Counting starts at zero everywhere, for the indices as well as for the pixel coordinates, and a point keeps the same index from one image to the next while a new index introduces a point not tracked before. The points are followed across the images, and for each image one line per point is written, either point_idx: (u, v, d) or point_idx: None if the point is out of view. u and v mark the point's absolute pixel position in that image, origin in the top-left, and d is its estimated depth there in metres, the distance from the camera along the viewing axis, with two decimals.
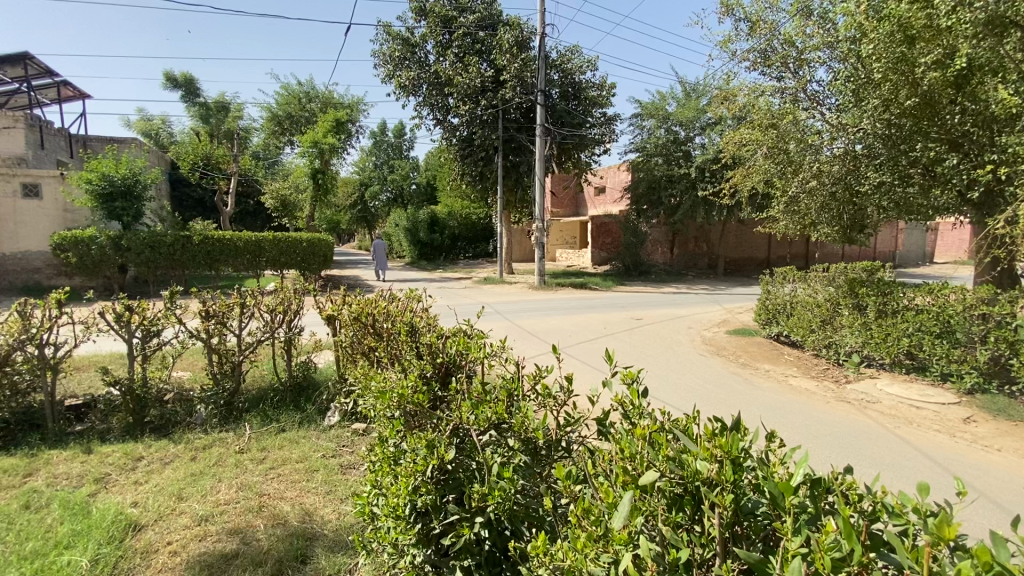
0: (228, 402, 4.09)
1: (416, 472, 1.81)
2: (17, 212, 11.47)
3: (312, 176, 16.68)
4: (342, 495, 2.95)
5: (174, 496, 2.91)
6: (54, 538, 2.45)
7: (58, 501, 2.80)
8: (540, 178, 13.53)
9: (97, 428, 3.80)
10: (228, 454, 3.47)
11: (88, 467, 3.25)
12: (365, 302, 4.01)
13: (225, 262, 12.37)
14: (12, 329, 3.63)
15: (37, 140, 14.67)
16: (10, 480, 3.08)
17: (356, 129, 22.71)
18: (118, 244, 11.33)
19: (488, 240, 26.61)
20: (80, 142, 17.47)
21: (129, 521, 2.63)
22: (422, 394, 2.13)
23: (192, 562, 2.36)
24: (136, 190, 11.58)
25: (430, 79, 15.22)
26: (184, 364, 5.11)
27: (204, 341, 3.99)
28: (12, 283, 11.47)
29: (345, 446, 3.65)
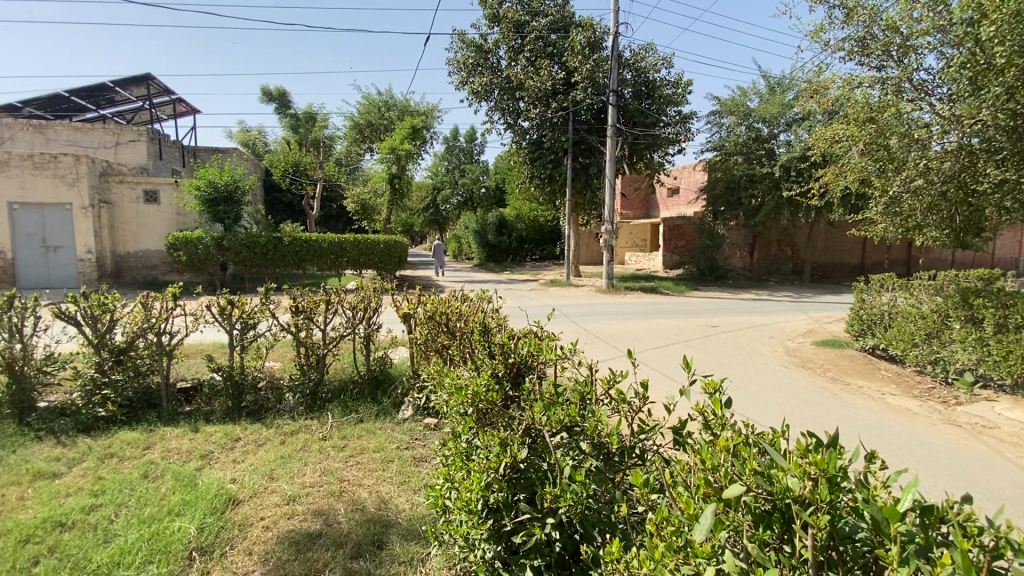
0: (313, 392, 4.39)
1: (489, 470, 1.85)
2: (140, 215, 13.01)
3: (389, 181, 17.47)
4: (415, 487, 3.06)
5: (266, 475, 3.16)
6: (168, 505, 2.75)
7: (171, 473, 3.14)
8: (610, 179, 13.30)
9: (201, 410, 4.22)
10: (313, 441, 3.72)
11: (195, 444, 3.62)
12: (438, 302, 4.15)
13: (310, 262, 13.29)
14: (137, 318, 4.14)
15: (156, 151, 16.55)
16: (133, 451, 3.50)
17: (431, 134, 23.53)
18: (220, 245, 12.50)
19: (556, 242, 26.62)
20: (190, 152, 19.54)
21: (229, 495, 2.89)
22: (495, 393, 2.18)
23: (282, 537, 2.55)
24: (237, 195, 12.75)
25: (502, 84, 15.40)
26: (276, 355, 5.57)
27: (294, 334, 4.30)
28: (134, 278, 13.05)
29: (418, 439, 3.80)
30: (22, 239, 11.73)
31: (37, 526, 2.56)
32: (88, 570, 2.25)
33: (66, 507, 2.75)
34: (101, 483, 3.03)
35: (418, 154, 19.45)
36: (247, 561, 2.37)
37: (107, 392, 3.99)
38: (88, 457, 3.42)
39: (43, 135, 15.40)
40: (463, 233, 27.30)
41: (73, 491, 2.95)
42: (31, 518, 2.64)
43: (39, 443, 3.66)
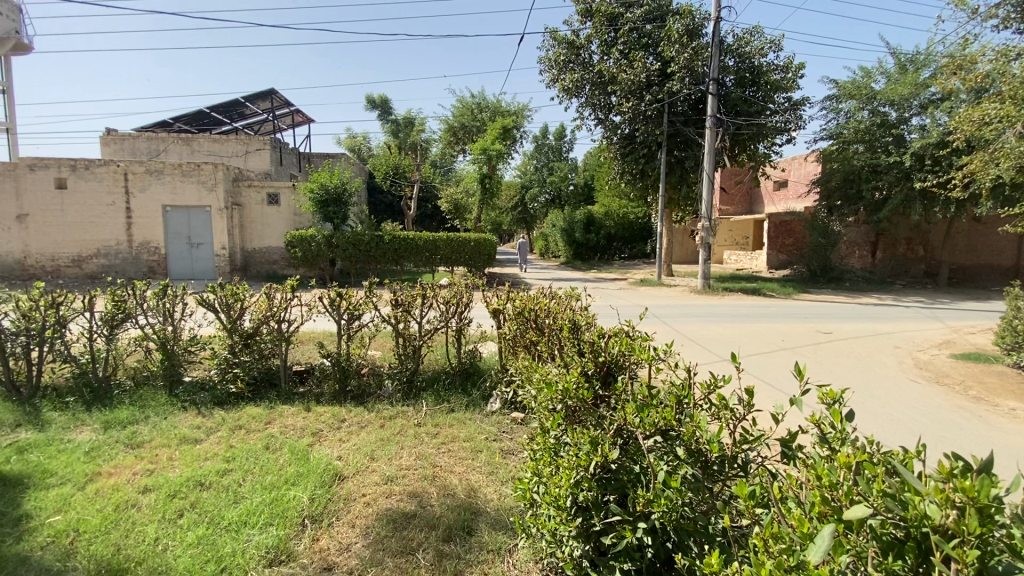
0: (410, 379, 4.65)
1: (579, 467, 1.83)
2: (264, 216, 14.57)
3: (480, 181, 17.91)
4: (504, 478, 3.13)
5: (368, 455, 3.41)
6: (285, 475, 3.07)
7: (287, 446, 3.50)
8: (709, 172, 12.56)
9: (312, 392, 4.64)
10: (409, 426, 3.94)
11: (308, 422, 4.00)
12: (528, 299, 4.20)
13: (407, 258, 14.09)
14: (261, 307, 4.64)
15: (277, 158, 18.45)
16: (258, 424, 3.95)
17: (521, 134, 23.79)
18: (330, 242, 13.66)
19: (647, 240, 25.74)
20: (306, 158, 21.54)
21: (336, 471, 3.16)
22: (585, 391, 2.15)
23: (381, 514, 2.73)
24: (344, 197, 13.83)
25: (593, 80, 15.15)
26: (377, 344, 5.97)
27: (393, 326, 4.58)
28: (259, 272, 14.67)
29: (505, 432, 3.88)
30: (172, 237, 13.63)
31: (182, 483, 2.99)
32: (222, 525, 2.57)
33: (204, 469, 3.16)
34: (231, 450, 3.44)
35: (508, 154, 19.74)
36: (350, 533, 2.57)
37: (237, 371, 4.54)
38: (222, 427, 3.91)
39: (189, 147, 17.79)
40: (550, 231, 27.35)
41: (210, 455, 3.38)
42: (178, 477, 3.07)
43: (185, 413, 4.24)
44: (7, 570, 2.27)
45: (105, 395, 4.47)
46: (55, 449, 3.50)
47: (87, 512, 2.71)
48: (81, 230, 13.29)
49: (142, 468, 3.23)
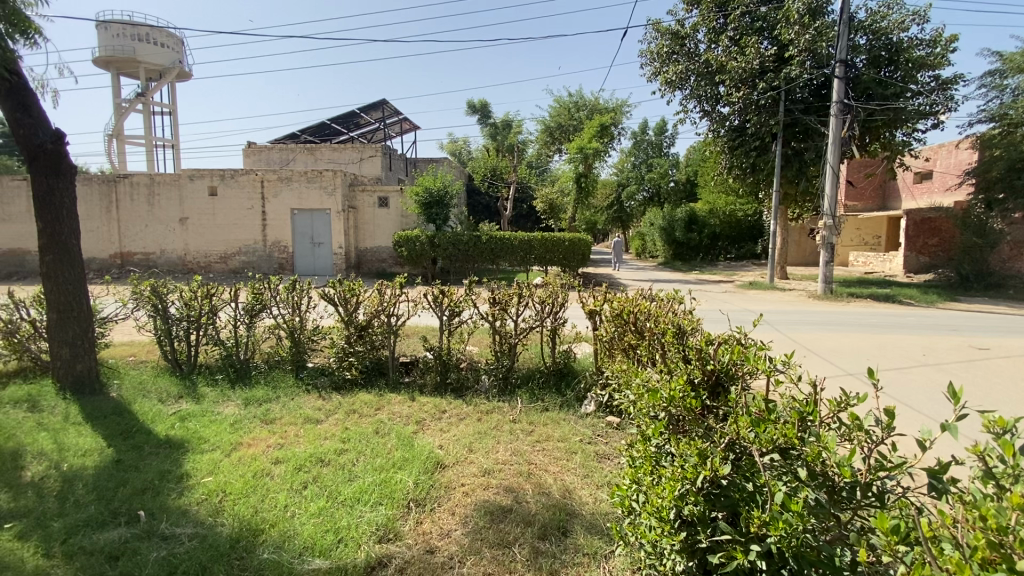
0: (506, 376, 4.75)
1: (684, 480, 1.76)
2: (375, 218, 15.72)
3: (576, 180, 17.74)
4: (599, 482, 3.08)
5: (467, 447, 3.55)
6: (393, 459, 3.30)
7: (395, 432, 3.75)
8: (832, 164, 11.37)
9: (416, 382, 4.93)
10: (504, 422, 4.03)
11: (414, 411, 4.26)
12: (626, 301, 4.10)
13: (503, 258, 14.43)
14: (373, 302, 5.01)
15: (386, 163, 19.82)
16: (369, 409, 4.29)
17: (619, 131, 23.19)
18: (433, 242, 14.40)
19: (756, 240, 23.87)
20: (412, 163, 22.90)
21: (437, 459, 3.32)
22: (692, 400, 2.05)
23: (478, 505, 2.82)
24: (446, 199, 14.49)
25: (700, 70, 14.32)
26: (475, 341, 6.18)
27: (491, 323, 4.72)
28: (370, 269, 15.88)
29: (601, 436, 3.81)
30: (298, 238, 15.21)
31: (307, 458, 3.34)
32: (339, 499, 2.83)
33: (324, 447, 3.50)
34: (347, 432, 3.77)
35: (606, 152, 19.34)
36: (450, 520, 2.68)
37: (352, 359, 4.96)
38: (338, 410, 4.30)
39: (313, 156, 19.76)
40: (649, 231, 26.42)
41: (329, 435, 3.74)
42: (303, 452, 3.43)
43: (308, 395, 4.73)
44: (173, 519, 2.69)
45: (246, 375, 5.13)
46: (208, 420, 4.08)
47: (232, 476, 3.12)
48: (228, 231, 15.35)
49: (274, 441, 3.66)
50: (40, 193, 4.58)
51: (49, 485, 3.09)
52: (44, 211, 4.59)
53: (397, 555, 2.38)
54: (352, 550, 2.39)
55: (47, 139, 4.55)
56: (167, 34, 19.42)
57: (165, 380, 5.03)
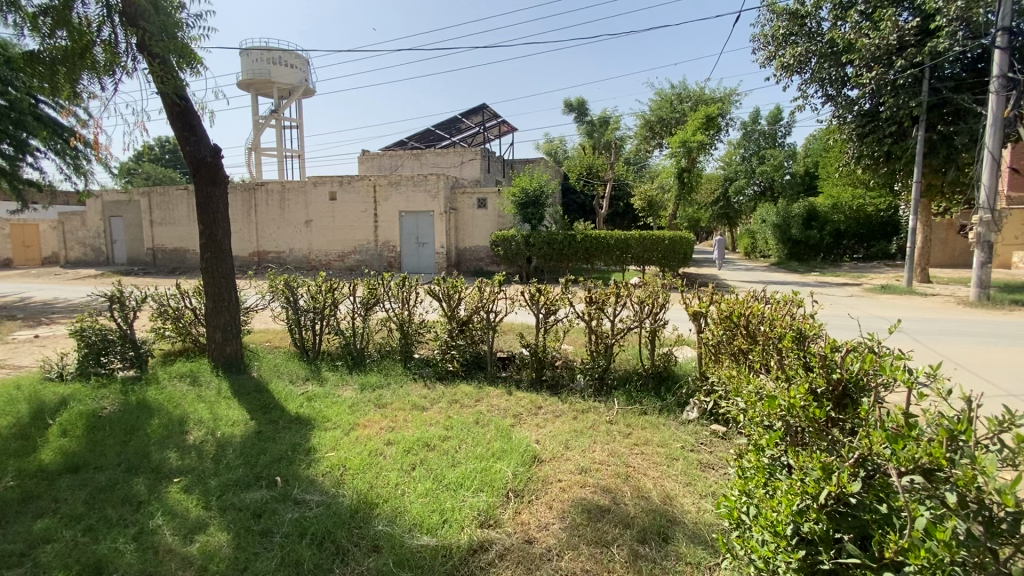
0: (602, 377, 4.70)
1: (805, 495, 1.65)
2: (473, 219, 16.28)
3: (678, 176, 16.93)
4: (703, 491, 2.95)
5: (563, 444, 3.57)
6: (492, 449, 3.42)
7: (494, 424, 3.89)
8: (991, 149, 9.73)
9: (513, 377, 5.06)
10: (601, 422, 4.00)
11: (511, 404, 4.37)
12: (735, 302, 3.86)
13: (599, 257, 14.23)
14: (474, 297, 5.21)
15: (484, 165, 20.45)
16: (469, 400, 4.49)
17: (727, 122, 21.72)
18: (528, 241, 14.60)
19: (890, 238, 21.11)
20: (509, 164, 23.41)
21: (534, 453, 3.39)
22: (814, 410, 1.90)
23: (576, 503, 2.83)
24: (542, 199, 14.60)
25: (823, 51, 12.98)
26: (571, 339, 6.19)
27: (587, 322, 4.70)
28: (468, 267, 16.47)
29: (704, 444, 3.64)
30: (405, 238, 16.25)
31: (414, 442, 3.59)
32: (443, 483, 3.00)
33: (430, 433, 3.73)
34: (450, 420, 3.98)
35: (711, 145, 18.23)
36: (548, 513, 2.73)
37: (454, 353, 5.21)
38: (442, 399, 4.55)
39: (419, 161, 20.99)
40: (759, 228, 24.47)
41: (434, 422, 3.98)
42: (411, 436, 3.69)
43: (414, 383, 5.07)
44: (302, 486, 3.04)
45: (361, 362, 5.62)
46: (330, 401, 4.54)
47: (351, 453, 3.45)
48: (344, 232, 16.84)
49: (386, 424, 3.98)
50: (201, 200, 5.37)
51: (206, 448, 3.64)
52: (203, 215, 5.38)
53: (497, 541, 2.48)
54: (455, 532, 2.53)
55: (207, 154, 5.33)
56: (296, 56, 21.70)
57: (295, 363, 5.67)
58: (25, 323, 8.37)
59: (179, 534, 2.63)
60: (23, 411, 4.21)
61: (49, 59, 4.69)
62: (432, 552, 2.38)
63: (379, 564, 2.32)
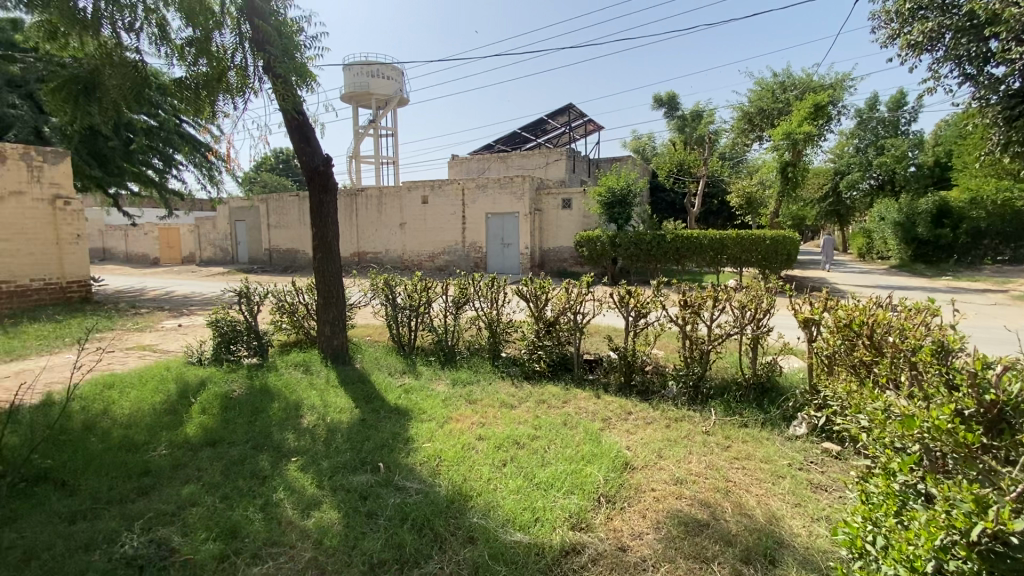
0: (696, 384, 4.47)
1: (950, 529, 1.47)
2: (559, 219, 16.23)
3: (781, 171, 15.66)
4: (815, 515, 2.71)
5: (657, 452, 3.45)
6: (582, 452, 3.40)
7: (583, 426, 3.86)
8: None
9: (601, 380, 4.97)
10: (696, 432, 3.81)
11: (599, 408, 4.31)
12: (855, 310, 3.50)
13: (691, 257, 13.57)
14: (561, 299, 5.20)
15: (570, 165, 20.34)
16: (557, 401, 4.49)
17: (838, 110, 19.72)
18: (614, 242, 14.30)
19: None
20: (596, 164, 23.10)
21: (626, 460, 3.30)
22: (964, 435, 1.68)
23: (672, 514, 2.72)
24: (630, 198, 14.22)
25: (960, 26, 11.30)
26: (661, 344, 5.97)
27: (681, 326, 4.51)
28: (552, 268, 16.45)
29: (814, 463, 3.33)
30: (491, 239, 16.63)
31: (505, 439, 3.66)
32: (534, 482, 3.04)
33: (519, 431, 3.78)
34: (539, 420, 4.01)
35: (820, 136, 16.66)
36: (642, 523, 2.66)
37: (541, 353, 5.23)
38: (530, 398, 4.60)
39: (505, 163, 21.36)
40: (877, 226, 21.97)
41: (523, 421, 4.03)
42: (501, 433, 3.77)
43: (502, 381, 5.17)
44: (403, 473, 3.22)
45: (452, 359, 5.84)
46: (425, 394, 4.77)
47: (445, 445, 3.60)
48: (434, 234, 17.60)
49: (477, 420, 4.10)
50: (315, 205, 5.89)
51: (318, 431, 3.99)
52: (316, 220, 5.90)
53: (589, 545, 2.46)
54: (548, 531, 2.55)
55: (320, 163, 5.84)
56: (394, 67, 23.01)
57: (392, 357, 6.03)
58: (172, 314, 9.71)
59: (298, 508, 2.90)
60: (172, 389, 4.89)
61: (194, 85, 5.38)
62: (525, 550, 2.41)
63: (475, 555, 2.40)
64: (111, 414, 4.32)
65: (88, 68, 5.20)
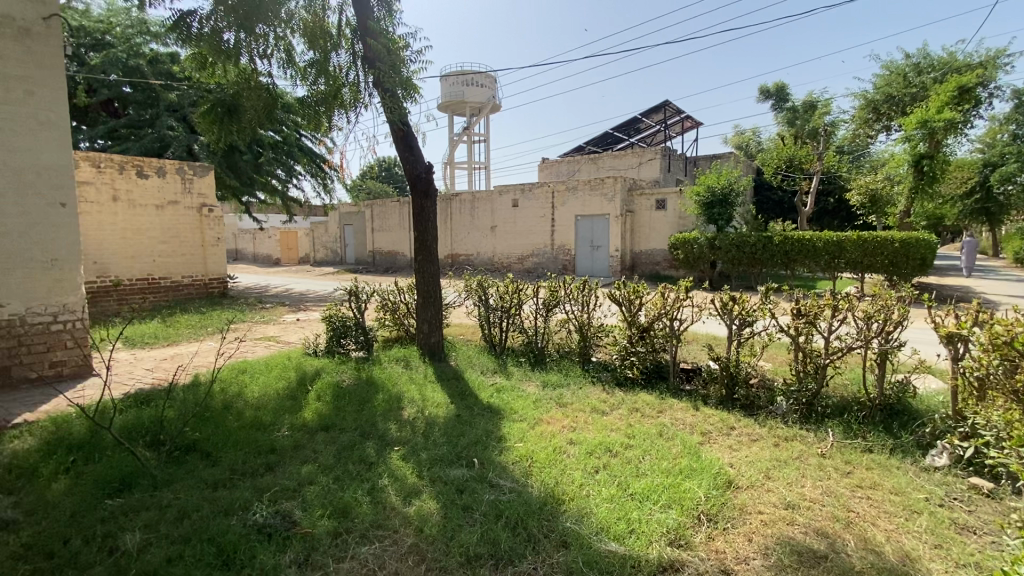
0: (809, 402, 4.08)
1: None
2: (653, 220, 15.66)
3: (914, 164, 13.78)
4: (961, 560, 2.35)
5: (764, 472, 3.20)
6: (680, 465, 3.25)
7: (680, 438, 3.69)
8: None
9: (698, 392, 4.72)
10: (810, 454, 3.48)
11: (698, 421, 4.09)
12: (1015, 325, 2.99)
13: (803, 262, 12.48)
14: (657, 304, 5.02)
15: (666, 165, 19.55)
16: (652, 411, 4.34)
17: (991, 91, 16.92)
18: (713, 244, 13.53)
19: None
20: (693, 162, 21.98)
21: (729, 478, 3.10)
22: None
23: (783, 541, 2.51)
24: (732, 198, 13.36)
25: None
26: (768, 356, 5.54)
27: (793, 337, 4.15)
28: (645, 271, 15.92)
29: (960, 500, 2.89)
30: (581, 242, 16.48)
31: (597, 445, 3.60)
32: (628, 492, 2.96)
33: (612, 438, 3.71)
34: (632, 429, 3.91)
35: (965, 122, 14.43)
36: (747, 547, 2.49)
37: (634, 360, 5.07)
38: (622, 405, 4.49)
39: (597, 165, 21.09)
40: None
41: (615, 428, 3.95)
42: (593, 439, 3.72)
43: (593, 386, 5.10)
44: (496, 471, 3.30)
45: (542, 362, 5.87)
46: (517, 394, 4.85)
47: (538, 447, 3.62)
48: (525, 237, 17.83)
49: (568, 423, 4.08)
50: (416, 210, 6.22)
51: (418, 424, 4.21)
52: (417, 223, 6.23)
53: (689, 564, 2.36)
54: (644, 544, 2.47)
55: (422, 171, 6.17)
56: (488, 75, 23.66)
57: (484, 356, 6.21)
58: (291, 309, 10.80)
59: (400, 495, 3.09)
60: (292, 377, 5.44)
61: (314, 102, 5.94)
62: (620, 561, 2.36)
63: (569, 560, 2.39)
64: (244, 396, 4.90)
65: (230, 92, 5.97)
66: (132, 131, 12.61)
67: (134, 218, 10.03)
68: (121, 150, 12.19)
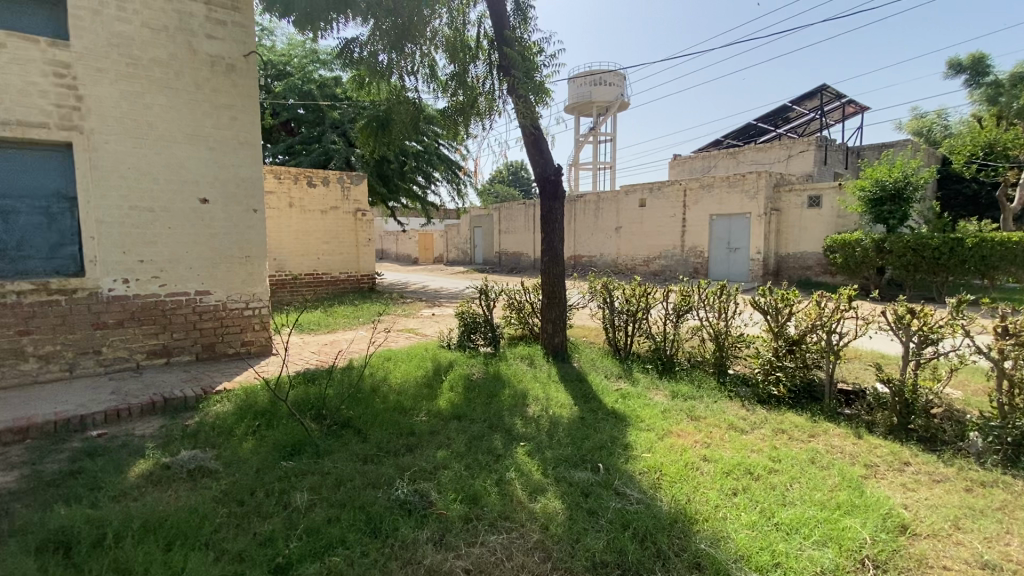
0: (1019, 443, 3.31)
1: None
2: (803, 219, 14.01)
3: None
4: None
5: (951, 520, 2.68)
6: (837, 499, 2.86)
7: (837, 468, 3.25)
8: None
9: (861, 417, 4.10)
10: (1018, 506, 2.83)
11: (860, 451, 3.56)
12: None
13: (1005, 269, 10.23)
14: (811, 314, 4.49)
15: (822, 157, 17.27)
16: (801, 434, 3.88)
17: None
18: (881, 247, 11.65)
19: None
20: (856, 153, 19.17)
21: (902, 522, 2.65)
22: None
23: None
24: (907, 193, 11.47)
25: None
26: (957, 381, 4.63)
27: (995, 362, 3.40)
28: (791, 277, 14.32)
29: None
30: (715, 243, 15.38)
31: (735, 465, 3.32)
32: (773, 521, 2.68)
33: (752, 459, 3.39)
34: (777, 451, 3.53)
35: None
36: None
37: (779, 374, 4.58)
38: (765, 424, 4.09)
39: (737, 160, 19.49)
40: None
41: (756, 448, 3.61)
42: (731, 457, 3.44)
43: (730, 400, 4.71)
44: (623, 479, 3.22)
45: (671, 370, 5.60)
46: (643, 402, 4.69)
47: (667, 459, 3.46)
48: (653, 238, 17.16)
49: (701, 438, 3.83)
50: (545, 212, 6.32)
51: (543, 422, 4.29)
52: (545, 224, 6.33)
53: None
54: None
55: (551, 173, 6.25)
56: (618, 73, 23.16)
57: (609, 360, 6.11)
58: (427, 304, 11.70)
59: (526, 490, 3.17)
60: (428, 368, 5.88)
61: (453, 112, 6.35)
62: None
63: None
64: (388, 381, 5.43)
65: (383, 108, 6.63)
66: (304, 146, 14.66)
67: (304, 221, 11.68)
68: (296, 163, 14.24)
